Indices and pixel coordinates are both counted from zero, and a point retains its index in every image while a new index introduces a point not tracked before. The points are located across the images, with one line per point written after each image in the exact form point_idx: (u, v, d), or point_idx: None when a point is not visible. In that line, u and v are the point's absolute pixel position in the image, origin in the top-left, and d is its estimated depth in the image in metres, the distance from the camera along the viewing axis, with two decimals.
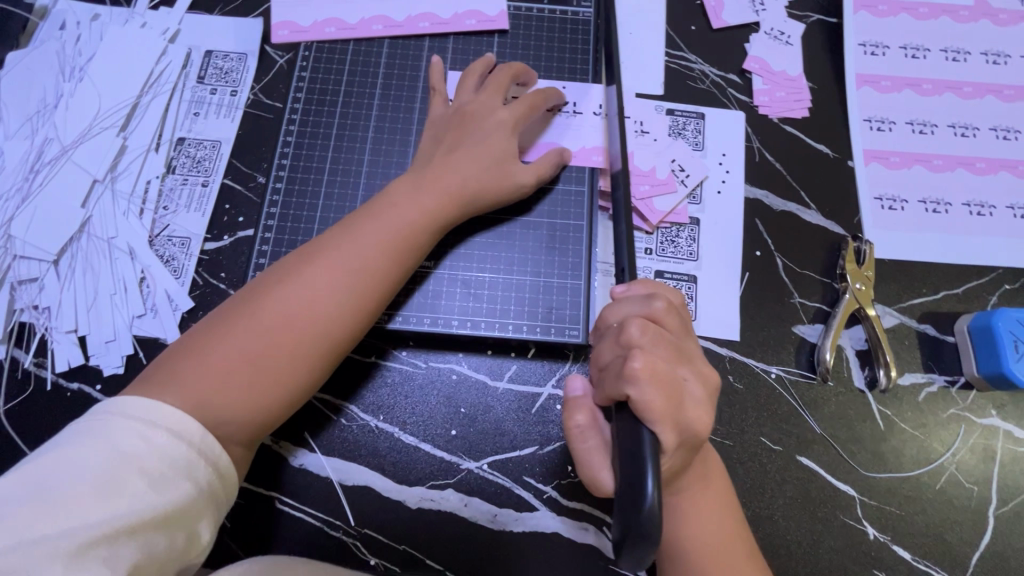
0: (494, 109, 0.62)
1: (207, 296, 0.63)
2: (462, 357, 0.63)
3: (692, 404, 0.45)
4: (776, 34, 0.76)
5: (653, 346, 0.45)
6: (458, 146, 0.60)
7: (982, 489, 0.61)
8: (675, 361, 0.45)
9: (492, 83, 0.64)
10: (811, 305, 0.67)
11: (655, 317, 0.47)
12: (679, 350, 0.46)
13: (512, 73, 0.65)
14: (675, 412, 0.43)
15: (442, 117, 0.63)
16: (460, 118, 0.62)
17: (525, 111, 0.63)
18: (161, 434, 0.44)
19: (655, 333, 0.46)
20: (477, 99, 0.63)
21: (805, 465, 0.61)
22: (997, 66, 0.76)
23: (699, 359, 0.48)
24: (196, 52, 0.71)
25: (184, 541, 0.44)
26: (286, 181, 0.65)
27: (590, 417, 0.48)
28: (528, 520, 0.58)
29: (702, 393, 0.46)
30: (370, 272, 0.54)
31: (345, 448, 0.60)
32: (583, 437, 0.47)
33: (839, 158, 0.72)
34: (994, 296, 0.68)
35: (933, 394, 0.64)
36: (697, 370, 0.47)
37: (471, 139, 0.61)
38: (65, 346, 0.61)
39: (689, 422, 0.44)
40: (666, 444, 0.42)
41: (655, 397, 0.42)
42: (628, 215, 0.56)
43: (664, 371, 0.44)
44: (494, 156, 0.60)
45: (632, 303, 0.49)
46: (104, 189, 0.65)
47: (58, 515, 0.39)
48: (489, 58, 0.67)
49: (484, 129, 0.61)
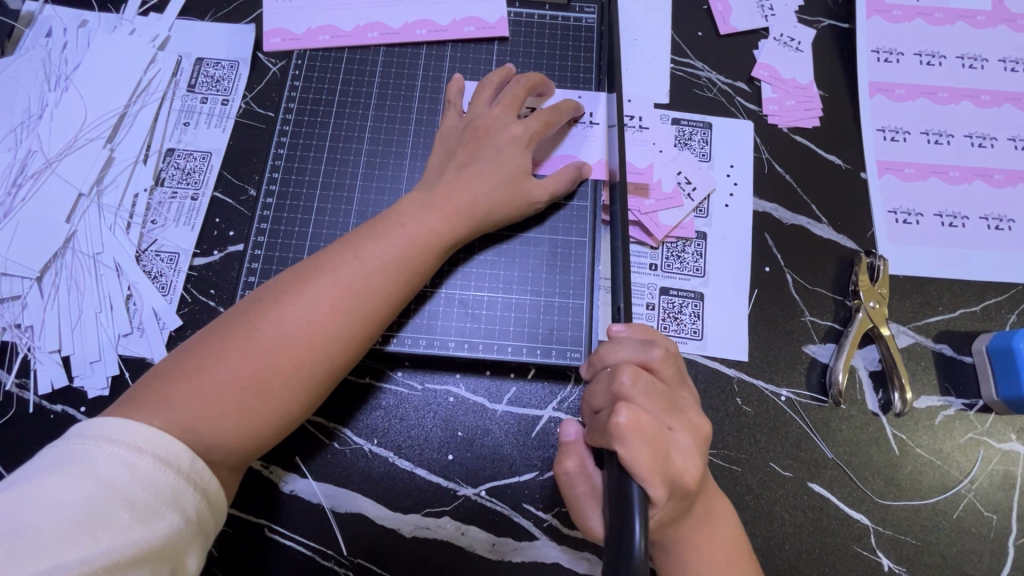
0: (508, 124, 0.60)
1: (195, 314, 0.61)
2: (459, 378, 0.60)
3: (680, 455, 0.43)
4: (786, 40, 0.74)
5: (645, 397, 0.43)
6: (470, 164, 0.58)
7: (1002, 518, 0.59)
8: (663, 411, 0.44)
9: (506, 96, 0.61)
10: (823, 324, 0.64)
11: (650, 366, 0.45)
12: (670, 399, 0.45)
13: (528, 86, 0.62)
14: (663, 466, 0.41)
15: (455, 131, 0.61)
16: (473, 132, 0.59)
17: (540, 127, 0.60)
18: (148, 460, 0.41)
19: (647, 380, 0.44)
20: (491, 112, 0.60)
21: (816, 492, 0.59)
22: (1016, 73, 0.73)
23: (689, 405, 0.46)
24: (187, 60, 0.69)
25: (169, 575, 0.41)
26: (278, 196, 0.63)
27: (580, 464, 0.47)
28: (528, 550, 0.56)
29: (690, 444, 0.44)
30: (377, 294, 0.52)
31: (338, 473, 0.58)
32: (572, 483, 0.46)
33: (851, 169, 0.70)
34: (1013, 314, 0.65)
35: (950, 417, 0.61)
36: (686, 421, 0.45)
37: (485, 156, 0.58)
38: (48, 366, 0.59)
39: (678, 475, 0.42)
40: (656, 498, 0.40)
41: (642, 453, 0.40)
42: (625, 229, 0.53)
43: (653, 424, 0.42)
44: (509, 173, 0.58)
45: (627, 347, 0.47)
46: (90, 203, 0.63)
47: (33, 553, 0.35)
48: (508, 68, 0.64)
49: (499, 145, 0.59)
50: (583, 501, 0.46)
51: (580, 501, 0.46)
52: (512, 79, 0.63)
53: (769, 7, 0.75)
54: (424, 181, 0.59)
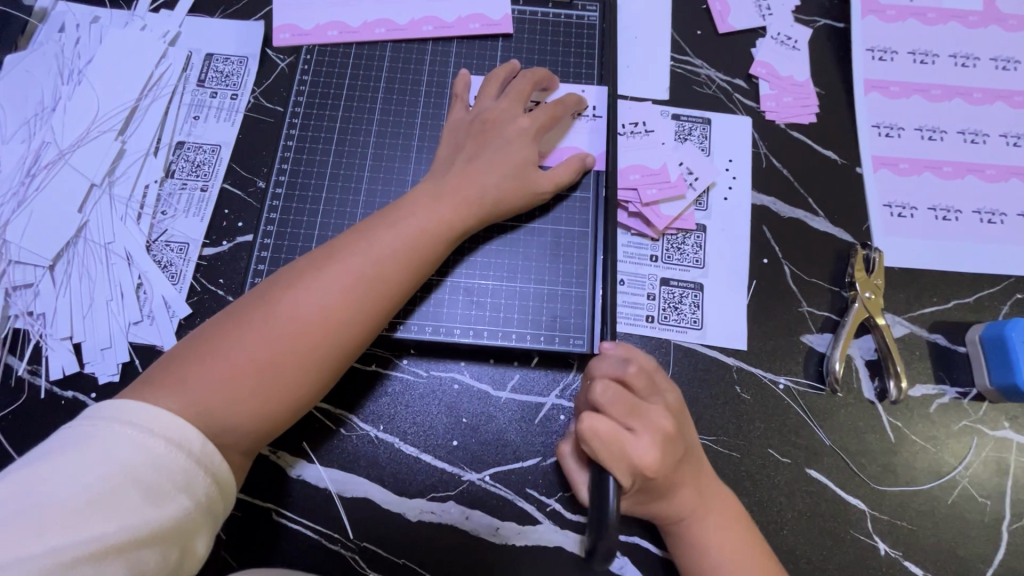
0: (515, 117, 0.62)
1: (205, 303, 0.62)
2: (464, 365, 0.61)
3: (644, 456, 0.47)
4: (783, 39, 0.75)
5: (613, 405, 0.48)
6: (478, 156, 0.59)
7: (996, 503, 0.60)
8: (630, 417, 0.48)
9: (514, 91, 0.63)
10: (820, 314, 0.66)
11: (625, 379, 0.49)
12: (635, 407, 0.49)
13: (534, 80, 0.64)
14: (619, 464, 0.46)
15: (463, 123, 0.62)
16: (482, 125, 0.61)
17: (547, 120, 0.62)
18: (161, 444, 0.42)
19: (617, 389, 0.48)
20: (498, 106, 0.62)
21: (814, 478, 0.60)
22: (1007, 72, 0.75)
23: (657, 412, 0.49)
24: (197, 55, 0.70)
25: (179, 556, 0.42)
26: (286, 187, 0.64)
27: (573, 450, 0.56)
28: (530, 534, 0.57)
29: (654, 448, 0.47)
30: (387, 281, 0.53)
31: (345, 459, 0.59)
32: (565, 461, 0.56)
33: (847, 164, 0.71)
34: (1006, 305, 0.67)
35: (945, 405, 0.63)
36: (654, 425, 0.48)
37: (493, 149, 0.60)
38: (59, 353, 0.60)
39: (636, 477, 0.47)
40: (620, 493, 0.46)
41: (600, 452, 0.45)
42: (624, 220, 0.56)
43: (615, 429, 0.47)
44: (515, 164, 0.60)
45: (610, 360, 0.51)
46: (102, 194, 0.64)
47: (48, 530, 0.37)
48: (514, 64, 0.66)
49: (507, 138, 0.60)
50: (570, 473, 0.56)
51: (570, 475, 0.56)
52: (520, 74, 0.65)
53: (767, 6, 0.77)
54: (434, 173, 0.60)
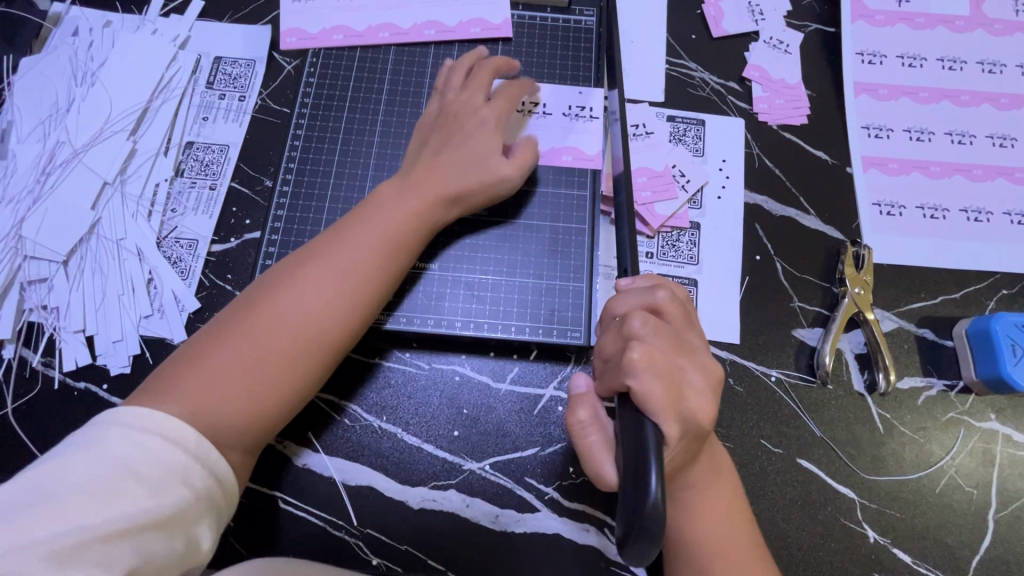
0: (477, 107, 0.63)
1: (214, 297, 0.64)
2: (464, 358, 0.63)
3: (693, 393, 0.45)
4: (775, 43, 0.78)
5: (654, 337, 0.46)
6: (445, 147, 0.61)
7: (982, 492, 0.62)
8: (675, 351, 0.47)
9: (475, 79, 0.64)
10: (810, 309, 0.67)
11: (658, 307, 0.49)
12: (677, 341, 0.47)
13: (495, 68, 0.66)
14: (675, 402, 0.44)
15: (431, 120, 0.64)
16: (446, 119, 0.63)
17: (506, 106, 0.63)
18: (159, 441, 0.44)
19: (657, 324, 0.47)
20: (460, 97, 0.63)
21: (804, 467, 0.62)
22: (993, 75, 0.77)
23: (695, 347, 0.48)
24: (206, 58, 0.72)
25: (184, 546, 0.43)
26: (293, 185, 0.66)
27: (592, 413, 0.48)
28: (529, 521, 0.59)
29: (702, 383, 0.46)
30: (365, 276, 0.55)
31: (349, 448, 0.60)
32: (585, 433, 0.47)
33: (838, 164, 0.73)
34: (993, 300, 0.69)
35: (932, 397, 0.64)
36: (697, 361, 0.48)
37: (456, 139, 0.61)
38: (72, 346, 0.62)
39: (691, 414, 0.45)
40: (669, 436, 0.42)
41: (656, 386, 0.43)
42: (631, 219, 0.57)
43: (664, 362, 0.45)
44: (483, 156, 0.60)
45: (637, 299, 0.49)
46: (113, 192, 0.66)
47: (59, 515, 0.38)
48: (512, 62, 0.67)
49: (469, 128, 0.62)
50: (596, 452, 0.46)
51: (594, 452, 0.46)
52: (480, 63, 0.66)
53: (759, 11, 0.79)
54: (402, 167, 0.62)
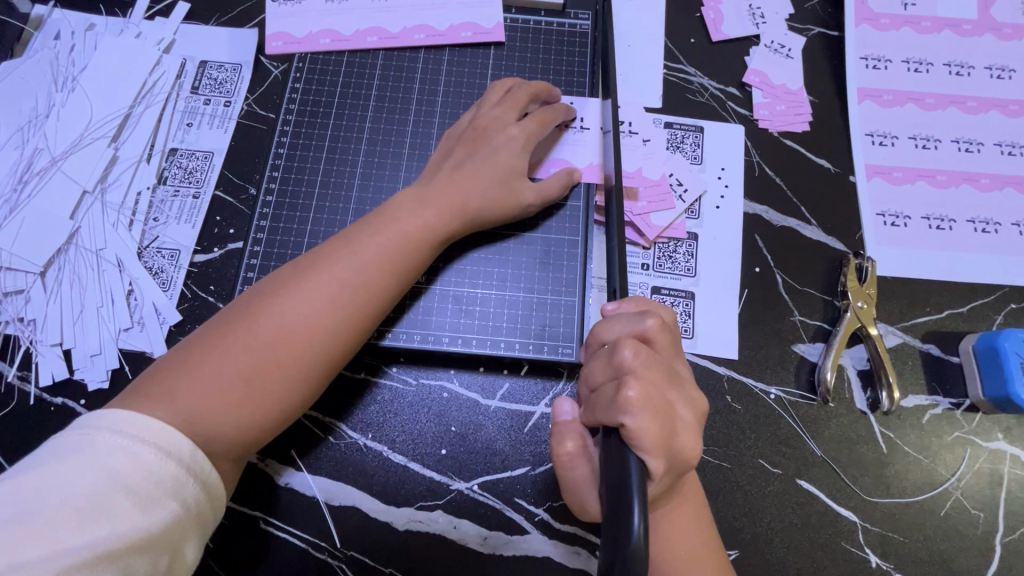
0: (505, 125, 0.61)
1: (195, 310, 0.62)
2: (453, 373, 0.61)
3: (684, 430, 0.44)
4: (776, 47, 0.75)
5: (646, 369, 0.44)
6: (467, 163, 0.59)
7: (989, 516, 0.59)
8: (666, 384, 0.44)
9: (509, 100, 0.63)
10: (811, 323, 0.65)
11: (647, 336, 0.46)
12: (665, 372, 0.45)
13: (532, 92, 0.64)
14: (666, 441, 0.42)
15: (457, 132, 0.63)
16: (473, 133, 0.61)
17: (536, 128, 0.62)
18: (150, 450, 0.42)
19: (649, 353, 0.45)
20: (491, 114, 0.62)
21: (804, 489, 0.59)
22: (1002, 80, 0.75)
23: (681, 376, 0.46)
24: (191, 62, 0.71)
25: (168, 563, 0.42)
26: (277, 194, 0.64)
27: (579, 444, 0.47)
28: (519, 544, 0.57)
29: (691, 418, 0.45)
30: (373, 288, 0.53)
31: (333, 467, 0.58)
32: (572, 464, 0.47)
33: (840, 173, 0.71)
34: (1000, 315, 0.67)
35: (937, 416, 0.62)
36: (687, 394, 0.46)
37: (482, 156, 0.60)
38: (49, 359, 0.60)
39: (681, 451, 0.43)
40: (655, 472, 0.41)
41: (649, 424, 0.41)
42: (620, 228, 0.56)
43: (657, 396, 0.43)
44: (503, 174, 0.60)
45: (627, 325, 0.48)
46: (94, 201, 0.65)
47: (38, 537, 0.36)
48: (553, 90, 0.65)
49: (498, 144, 0.60)
50: (581, 484, 0.47)
51: (580, 484, 0.47)
52: (520, 85, 0.64)
53: (760, 15, 0.77)
54: (422, 179, 0.60)
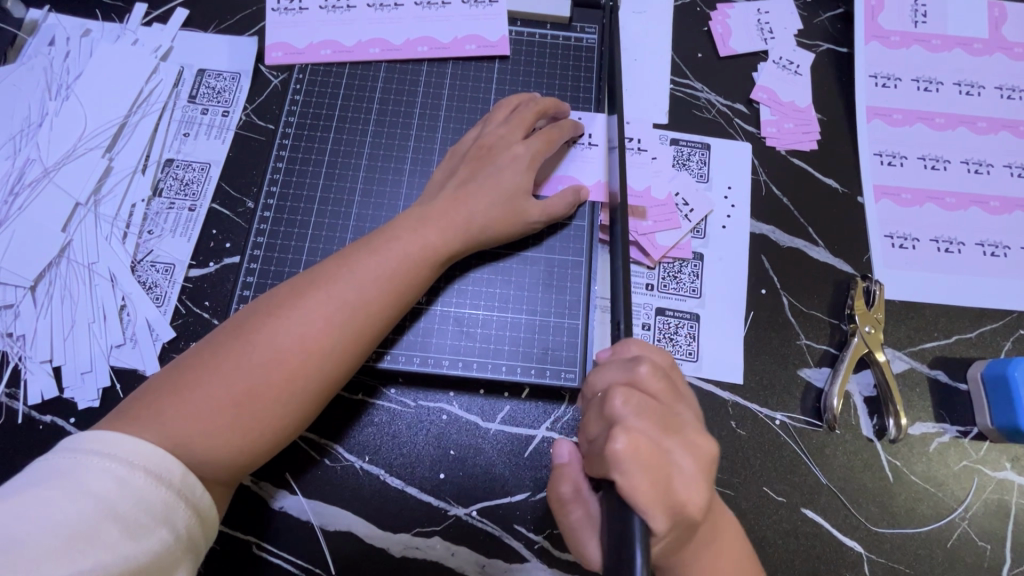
0: (512, 143, 0.60)
1: (189, 326, 0.60)
2: (452, 396, 0.60)
3: (683, 483, 0.42)
4: (785, 64, 0.74)
5: (638, 419, 0.43)
6: (472, 181, 0.58)
7: (996, 547, 0.58)
8: (660, 433, 0.43)
9: (516, 117, 0.61)
10: (818, 348, 0.64)
11: (637, 383, 0.45)
12: (667, 420, 0.44)
13: (539, 109, 0.62)
14: (664, 494, 0.41)
15: (463, 149, 0.61)
16: (478, 150, 0.60)
17: (543, 146, 0.61)
18: (139, 476, 0.41)
19: (645, 406, 0.44)
20: (498, 131, 0.61)
21: (810, 518, 0.58)
22: (1012, 101, 0.74)
23: (687, 424, 0.45)
24: (189, 71, 0.69)
25: None
26: (275, 209, 0.63)
27: (575, 488, 0.48)
28: (518, 572, 0.56)
29: (694, 470, 0.43)
30: (369, 307, 0.51)
31: (329, 491, 0.57)
32: (567, 509, 0.48)
33: (849, 193, 0.70)
34: (1009, 341, 0.66)
35: (945, 444, 0.61)
36: (688, 443, 0.44)
37: (486, 174, 0.58)
38: (38, 376, 0.58)
39: (681, 506, 0.42)
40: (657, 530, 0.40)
41: (638, 479, 0.40)
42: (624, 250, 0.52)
43: (650, 449, 0.42)
44: (509, 192, 0.58)
45: (655, 377, 0.46)
46: (86, 213, 0.63)
47: (23, 568, 0.34)
48: (560, 104, 0.64)
49: (500, 163, 0.59)
50: (582, 527, 0.47)
51: (577, 529, 0.47)
52: (528, 102, 0.63)
53: (769, 30, 0.75)
54: (425, 198, 0.59)
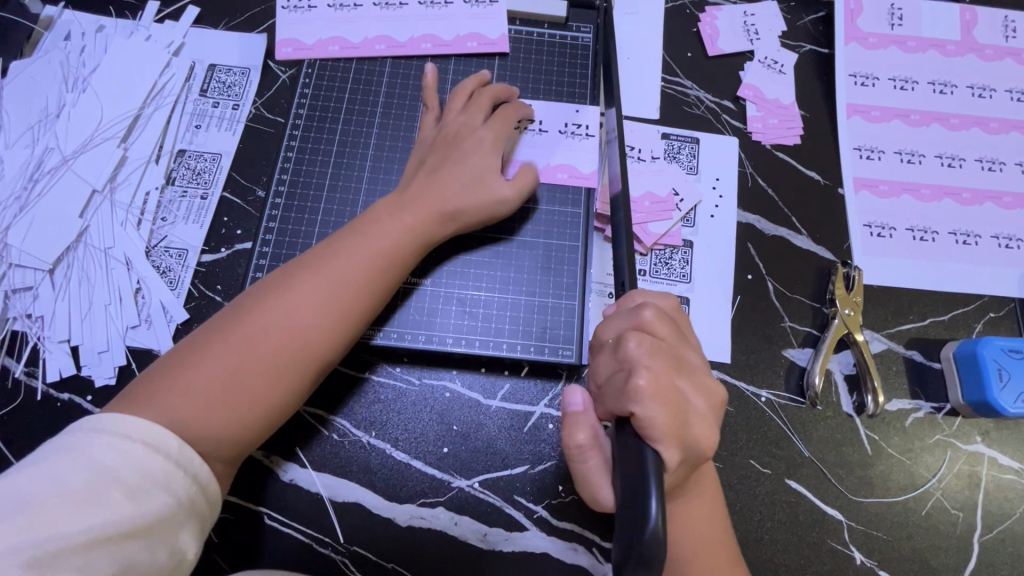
0: (473, 127, 0.63)
1: (203, 308, 0.63)
2: (455, 374, 0.63)
3: (697, 420, 0.44)
4: (770, 63, 0.78)
5: (651, 357, 0.44)
6: (442, 165, 0.61)
7: (967, 515, 0.62)
8: (673, 371, 0.44)
9: (479, 106, 0.65)
10: (801, 330, 0.68)
11: (647, 327, 0.46)
12: (677, 360, 0.45)
13: (495, 96, 0.66)
14: (681, 428, 0.42)
15: (430, 139, 0.65)
16: (445, 139, 0.63)
17: (502, 128, 0.64)
18: (139, 446, 0.43)
19: (656, 346, 0.45)
20: (459, 119, 0.64)
21: (793, 488, 0.62)
22: (983, 99, 0.78)
23: (699, 368, 0.46)
24: (201, 66, 0.72)
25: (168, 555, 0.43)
26: (285, 197, 0.66)
27: (591, 436, 0.45)
28: (518, 540, 0.59)
29: (705, 407, 0.45)
30: (353, 287, 0.54)
31: (337, 464, 0.60)
32: (584, 457, 0.45)
33: (830, 185, 0.74)
34: (980, 323, 0.70)
35: (920, 419, 0.65)
36: (698, 382, 0.45)
37: (452, 159, 0.61)
38: (57, 356, 0.61)
39: (694, 440, 0.43)
40: (670, 462, 0.41)
41: (660, 414, 0.41)
42: (629, 239, 0.54)
43: (667, 384, 0.43)
44: (477, 174, 0.61)
45: (660, 320, 0.46)
46: (102, 200, 0.66)
47: (35, 527, 0.37)
48: (512, 91, 0.68)
49: (465, 147, 0.62)
50: (594, 475, 0.46)
51: (592, 475, 0.46)
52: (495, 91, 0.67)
53: (755, 31, 0.79)
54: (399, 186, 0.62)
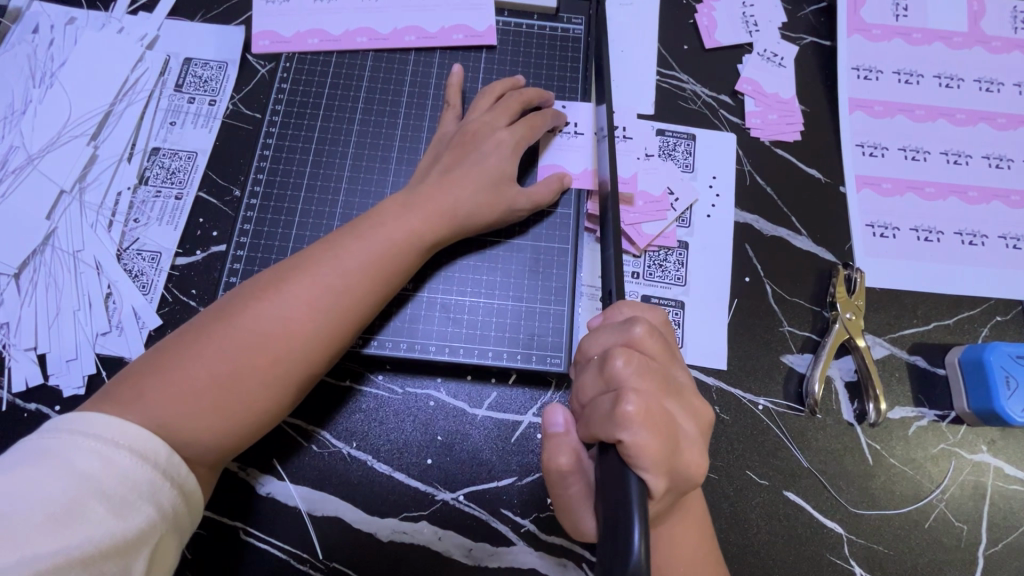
0: (495, 129, 0.61)
1: (176, 314, 0.60)
2: (439, 382, 0.60)
3: (687, 444, 0.41)
4: (769, 56, 0.75)
5: (639, 378, 0.41)
6: (456, 167, 0.59)
7: (972, 528, 0.60)
8: (662, 393, 0.42)
9: (503, 106, 0.62)
10: (800, 334, 0.65)
11: (636, 345, 0.43)
12: (668, 381, 0.42)
13: (524, 100, 0.63)
14: (670, 455, 0.39)
15: (448, 136, 0.62)
16: (463, 137, 0.60)
17: (526, 133, 0.61)
18: (124, 454, 0.41)
19: (645, 365, 0.42)
20: (482, 118, 0.61)
21: (791, 500, 0.59)
22: (990, 93, 0.75)
23: (688, 389, 0.44)
24: (175, 60, 0.69)
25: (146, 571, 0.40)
26: (261, 197, 0.63)
27: (574, 459, 0.42)
28: (505, 555, 0.56)
29: (694, 431, 0.42)
30: (353, 291, 0.52)
31: (316, 476, 0.57)
32: (566, 483, 0.43)
33: (830, 183, 0.71)
34: (986, 328, 0.67)
35: (923, 428, 0.63)
36: (687, 404, 0.43)
37: (469, 161, 0.59)
38: (23, 364, 0.58)
39: (684, 466, 0.41)
40: (655, 489, 0.38)
41: (649, 440, 0.38)
42: (616, 238, 0.52)
43: (657, 408, 0.40)
44: (493, 179, 0.59)
45: (651, 337, 0.43)
46: (72, 200, 0.63)
47: (12, 542, 0.35)
48: (546, 95, 0.65)
49: (486, 150, 0.60)
50: (576, 500, 0.43)
51: (573, 500, 0.43)
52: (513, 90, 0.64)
53: (754, 23, 0.76)
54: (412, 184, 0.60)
